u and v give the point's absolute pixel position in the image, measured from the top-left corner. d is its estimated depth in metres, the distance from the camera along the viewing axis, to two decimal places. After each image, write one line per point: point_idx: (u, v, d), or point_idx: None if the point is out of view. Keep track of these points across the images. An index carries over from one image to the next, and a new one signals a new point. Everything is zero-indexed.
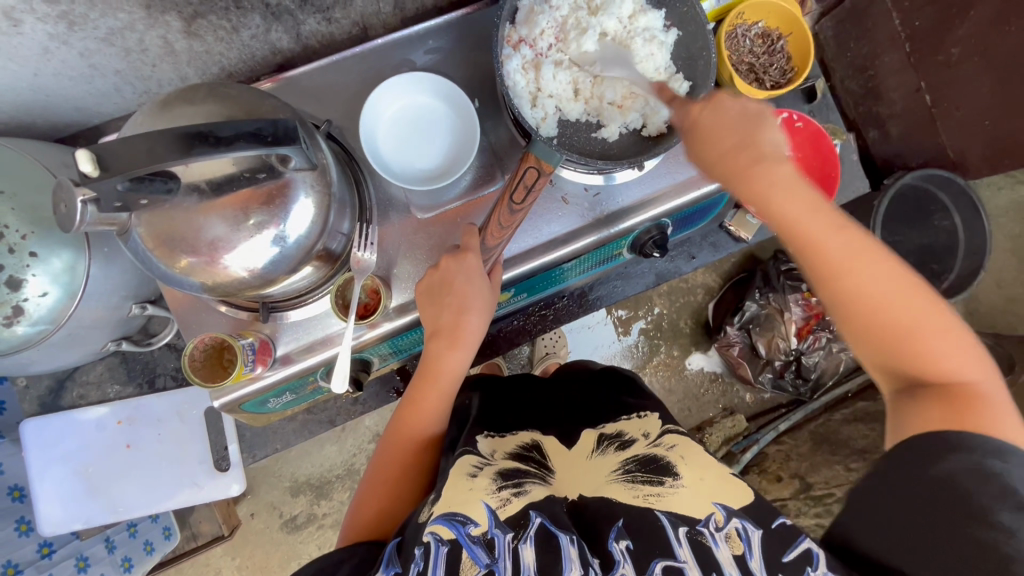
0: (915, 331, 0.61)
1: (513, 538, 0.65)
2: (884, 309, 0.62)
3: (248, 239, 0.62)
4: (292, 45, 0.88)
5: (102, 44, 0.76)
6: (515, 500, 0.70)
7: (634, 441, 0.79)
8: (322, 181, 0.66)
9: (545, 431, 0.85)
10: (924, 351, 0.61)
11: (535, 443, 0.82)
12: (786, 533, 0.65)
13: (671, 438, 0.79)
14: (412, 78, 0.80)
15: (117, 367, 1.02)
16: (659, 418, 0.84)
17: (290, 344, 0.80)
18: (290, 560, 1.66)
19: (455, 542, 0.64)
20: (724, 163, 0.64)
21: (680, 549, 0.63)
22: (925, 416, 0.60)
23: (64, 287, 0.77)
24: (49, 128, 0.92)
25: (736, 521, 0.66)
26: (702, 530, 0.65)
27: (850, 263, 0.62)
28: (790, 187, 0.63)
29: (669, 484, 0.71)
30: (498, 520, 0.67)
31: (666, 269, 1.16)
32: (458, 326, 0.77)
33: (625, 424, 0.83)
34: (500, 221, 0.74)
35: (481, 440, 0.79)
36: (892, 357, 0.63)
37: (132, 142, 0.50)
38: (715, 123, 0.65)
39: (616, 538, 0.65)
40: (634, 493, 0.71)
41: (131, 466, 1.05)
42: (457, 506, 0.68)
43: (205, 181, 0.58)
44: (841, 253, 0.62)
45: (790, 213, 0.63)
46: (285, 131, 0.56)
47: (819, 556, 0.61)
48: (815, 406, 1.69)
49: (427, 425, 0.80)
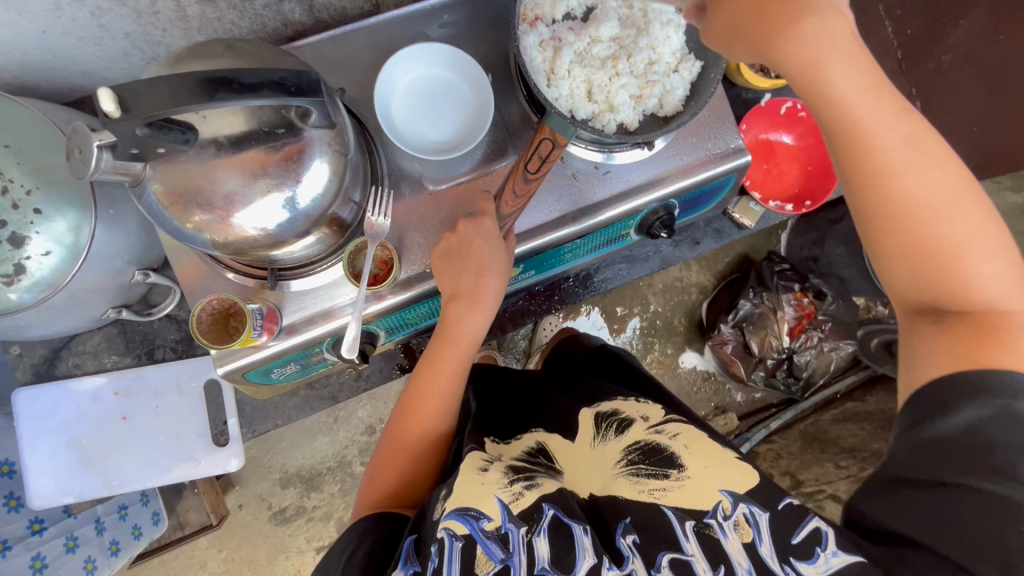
0: (953, 243, 0.57)
1: (527, 531, 0.64)
2: (927, 207, 0.57)
3: (261, 197, 0.61)
4: (304, 17, 0.88)
5: (115, 3, 0.75)
6: (528, 494, 0.68)
7: (634, 421, 0.80)
8: (339, 141, 0.65)
9: (548, 429, 0.81)
10: (961, 269, 0.57)
11: (541, 446, 0.78)
12: (794, 514, 0.65)
13: (674, 426, 0.79)
14: (427, 50, 0.80)
15: (115, 337, 1.00)
16: (660, 407, 0.85)
17: (295, 315, 0.79)
18: (278, 554, 1.63)
19: (470, 537, 0.63)
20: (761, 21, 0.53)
21: (687, 543, 0.63)
22: (945, 342, 0.57)
23: (68, 248, 0.75)
24: (54, 91, 0.91)
25: (743, 507, 0.66)
26: (710, 522, 0.65)
27: (904, 153, 0.57)
28: (835, 52, 0.55)
29: (675, 476, 0.70)
30: (512, 513, 0.65)
31: (671, 255, 1.18)
32: (476, 289, 0.76)
33: (623, 406, 0.84)
34: (516, 190, 0.74)
35: (487, 444, 0.78)
36: (921, 269, 0.58)
37: (154, 85, 0.49)
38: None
39: (624, 534, 0.65)
40: (639, 487, 0.70)
41: (128, 440, 1.03)
42: (470, 500, 0.66)
43: (224, 136, 0.58)
44: (891, 138, 0.57)
45: (836, 82, 0.56)
46: (307, 83, 0.56)
47: (828, 535, 0.61)
48: (805, 406, 1.71)
49: (449, 389, 0.79)
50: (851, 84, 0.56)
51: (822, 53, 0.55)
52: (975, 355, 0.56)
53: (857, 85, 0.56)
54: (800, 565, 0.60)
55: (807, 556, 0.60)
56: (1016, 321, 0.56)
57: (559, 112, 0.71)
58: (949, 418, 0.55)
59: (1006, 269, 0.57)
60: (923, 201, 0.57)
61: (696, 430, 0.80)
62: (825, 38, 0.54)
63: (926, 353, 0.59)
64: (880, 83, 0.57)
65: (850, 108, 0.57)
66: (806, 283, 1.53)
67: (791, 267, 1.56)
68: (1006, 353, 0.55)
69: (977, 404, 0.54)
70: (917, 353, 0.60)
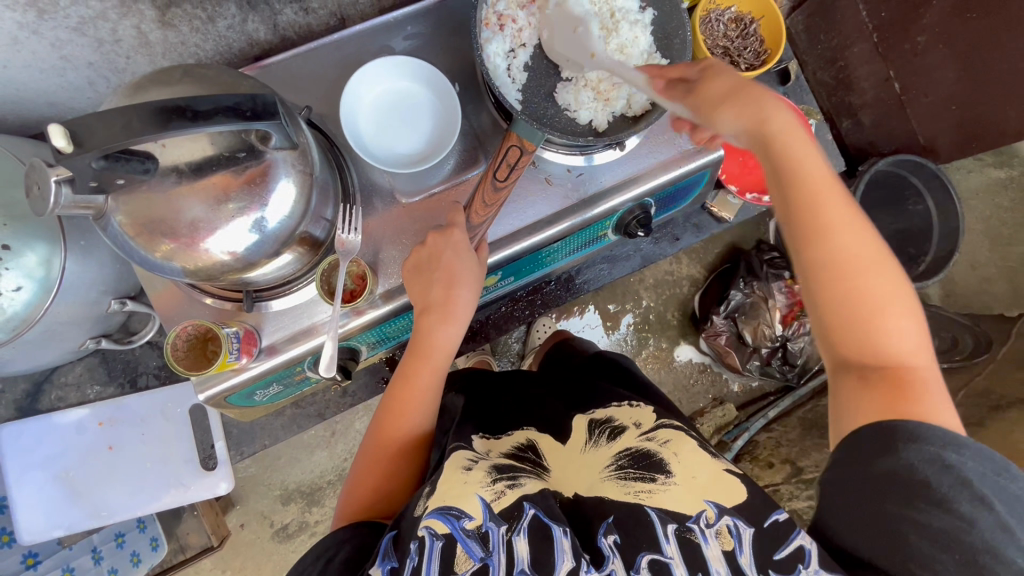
0: (880, 306, 0.62)
1: (508, 530, 0.64)
2: (850, 275, 0.62)
3: (228, 222, 0.61)
4: (269, 36, 0.88)
5: (74, 34, 0.75)
6: (509, 492, 0.69)
7: (626, 429, 0.79)
8: (303, 161, 0.65)
9: (540, 427, 0.82)
10: (884, 325, 0.62)
11: (530, 443, 0.79)
12: (778, 531, 0.65)
13: (665, 432, 0.78)
14: (389, 63, 0.80)
15: (98, 367, 1.00)
16: (653, 412, 0.83)
17: (275, 334, 0.79)
18: (282, 570, 1.62)
19: (450, 536, 0.64)
20: (713, 99, 0.67)
21: (668, 546, 0.63)
22: (868, 399, 0.61)
23: (39, 282, 0.75)
24: (22, 124, 0.90)
25: (727, 517, 0.66)
26: (691, 527, 0.65)
27: (839, 220, 0.63)
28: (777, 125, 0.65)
29: (661, 480, 0.70)
30: (492, 512, 0.66)
31: (652, 252, 1.18)
32: (448, 301, 0.76)
33: (617, 413, 0.83)
34: (484, 199, 0.74)
35: (475, 440, 0.78)
36: (843, 328, 0.63)
37: (107, 118, 0.49)
38: (732, 85, 0.67)
39: (604, 533, 0.65)
40: (626, 489, 0.69)
41: (113, 469, 1.02)
42: (452, 500, 0.67)
43: (185, 163, 0.58)
44: (838, 214, 0.63)
45: (807, 167, 0.64)
46: (264, 106, 0.55)
47: (811, 552, 0.62)
48: (802, 393, 1.71)
49: (424, 400, 0.79)
50: (809, 170, 0.64)
51: (784, 135, 0.64)
52: (898, 409, 0.59)
53: (809, 155, 0.64)
54: None
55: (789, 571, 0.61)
56: (920, 377, 0.61)
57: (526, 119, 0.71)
58: (897, 456, 0.57)
59: (919, 337, 0.62)
60: (855, 264, 0.62)
61: (688, 437, 0.78)
62: (780, 119, 0.65)
63: (853, 403, 0.62)
64: (823, 173, 0.64)
65: (802, 187, 0.64)
66: None
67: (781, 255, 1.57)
68: (916, 404, 0.59)
69: (917, 449, 0.57)
70: (841, 405, 0.63)
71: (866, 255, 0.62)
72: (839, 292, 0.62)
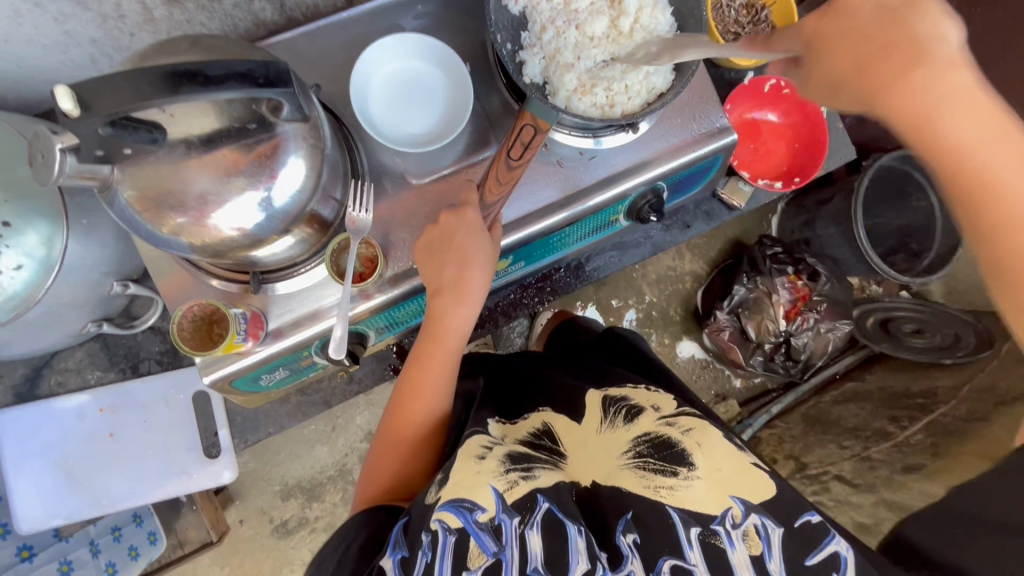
0: None
1: (520, 522, 0.64)
2: None
3: (237, 196, 0.59)
4: (276, 15, 0.87)
5: (78, 7, 0.72)
6: (522, 483, 0.67)
7: (643, 411, 0.77)
8: (313, 135, 0.64)
9: (555, 408, 0.80)
10: None
11: (546, 428, 0.77)
12: (808, 533, 0.66)
13: (687, 420, 0.76)
14: (403, 41, 0.78)
15: (98, 353, 0.98)
16: (675, 400, 0.81)
17: (282, 318, 0.77)
18: (282, 567, 1.61)
19: (463, 531, 0.62)
20: (865, 72, 0.55)
21: (691, 552, 0.63)
22: None
23: (40, 261, 0.73)
24: (21, 104, 0.88)
25: (754, 517, 0.66)
26: (716, 529, 0.65)
27: None
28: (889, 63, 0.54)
29: (682, 475, 0.69)
30: (505, 504, 0.65)
31: (663, 240, 1.15)
32: (460, 280, 0.75)
33: (633, 393, 0.82)
34: (499, 177, 0.73)
35: (491, 424, 0.76)
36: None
37: (114, 81, 0.47)
38: (872, 26, 0.55)
39: (624, 532, 0.65)
40: (645, 483, 0.69)
41: (114, 456, 1.00)
42: (464, 491, 0.65)
43: (195, 135, 0.55)
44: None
45: (953, 130, 0.53)
46: (276, 73, 0.54)
47: (845, 561, 0.64)
48: (805, 389, 1.71)
49: (441, 381, 0.78)
50: (967, 127, 0.53)
51: (935, 101, 0.53)
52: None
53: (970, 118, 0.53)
54: None
55: None
56: None
57: (539, 98, 0.70)
58: None
59: None
60: None
61: (712, 429, 0.77)
62: (938, 77, 0.52)
63: None
64: (996, 123, 0.53)
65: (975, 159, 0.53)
66: (799, 265, 1.52)
67: (784, 250, 1.55)
68: None
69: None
70: None
71: None
72: None
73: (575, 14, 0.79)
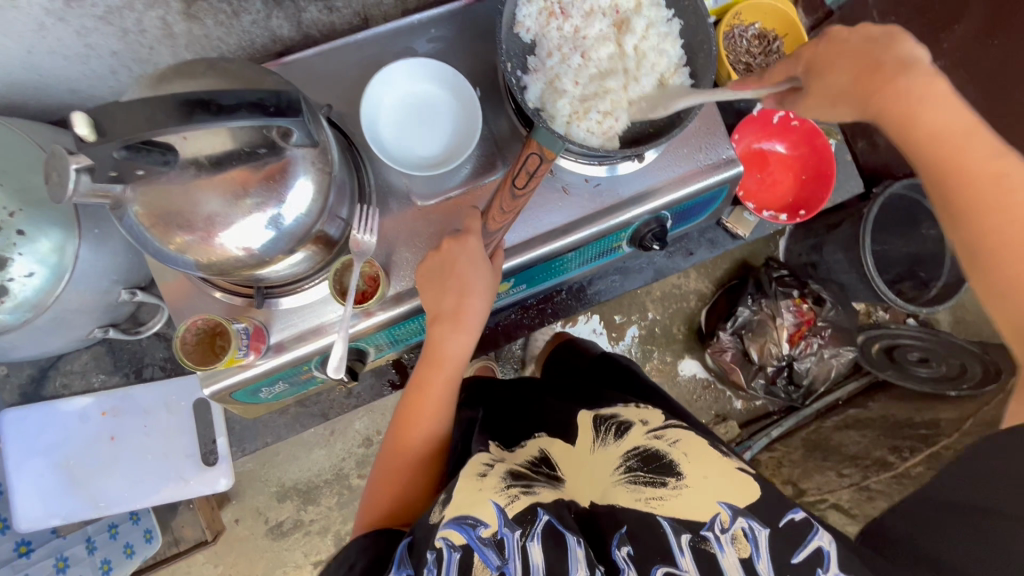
0: None
1: (522, 535, 0.64)
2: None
3: (245, 217, 0.60)
4: (292, 33, 0.88)
5: (100, 22, 0.74)
6: (523, 497, 0.68)
7: (633, 425, 0.79)
8: (322, 159, 0.65)
9: (551, 433, 0.80)
10: None
11: (543, 455, 0.76)
12: (795, 530, 0.65)
13: (674, 432, 0.78)
14: (414, 64, 0.79)
15: (104, 356, 1.00)
16: (661, 412, 0.83)
17: (284, 332, 0.78)
18: (275, 568, 1.61)
19: (467, 547, 0.62)
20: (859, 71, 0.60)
21: (683, 558, 0.62)
22: None
23: (52, 268, 0.75)
24: (40, 110, 0.91)
25: (742, 520, 0.65)
26: (705, 535, 0.64)
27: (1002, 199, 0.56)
28: (921, 102, 0.58)
29: (671, 485, 0.69)
30: (507, 517, 0.65)
31: (666, 265, 1.16)
32: (460, 310, 0.76)
33: (625, 411, 0.82)
34: (503, 206, 0.74)
35: (494, 446, 0.78)
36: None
37: (131, 108, 0.49)
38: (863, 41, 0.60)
39: (620, 544, 0.63)
40: (636, 495, 0.68)
41: (115, 461, 1.02)
42: (467, 508, 0.65)
43: (205, 156, 0.57)
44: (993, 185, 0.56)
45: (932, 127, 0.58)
46: (287, 103, 0.55)
47: (830, 555, 0.63)
48: (807, 414, 1.69)
49: (440, 408, 0.79)
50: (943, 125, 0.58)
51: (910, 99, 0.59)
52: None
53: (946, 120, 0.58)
54: None
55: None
56: None
57: (546, 126, 0.71)
58: None
59: None
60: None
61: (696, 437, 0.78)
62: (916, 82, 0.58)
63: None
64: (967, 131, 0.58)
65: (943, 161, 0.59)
66: (804, 289, 1.51)
67: (789, 274, 1.55)
68: None
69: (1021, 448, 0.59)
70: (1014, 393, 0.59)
71: None
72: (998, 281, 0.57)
73: (584, 43, 0.80)
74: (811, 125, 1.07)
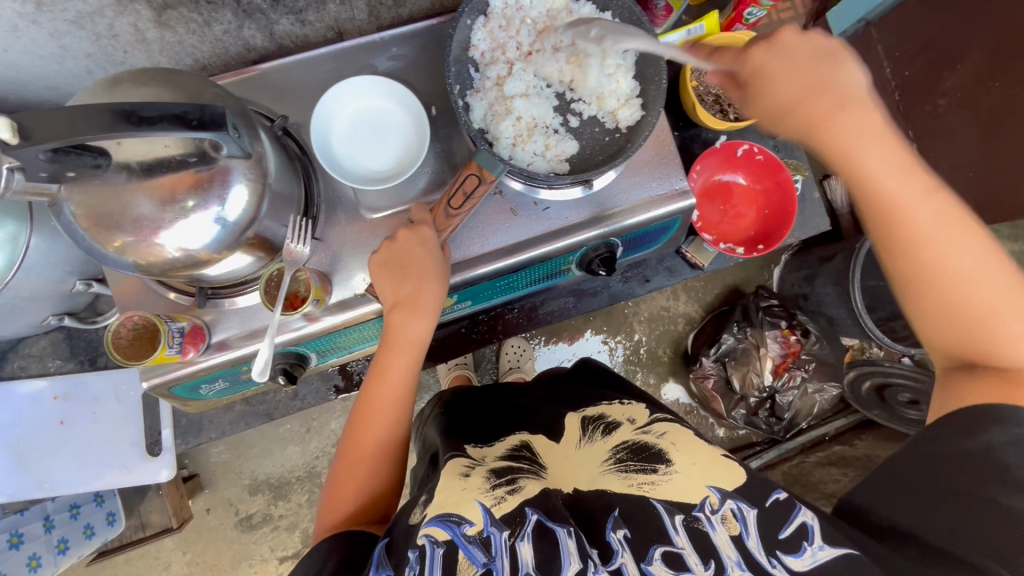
0: (970, 278, 0.61)
1: (510, 535, 0.63)
2: (963, 284, 0.61)
3: (176, 221, 0.62)
4: (266, 43, 0.91)
5: (72, 26, 0.78)
6: (510, 497, 0.67)
7: (620, 424, 0.80)
8: (257, 170, 0.67)
9: (532, 429, 0.82)
10: (996, 329, 0.61)
11: (524, 443, 0.78)
12: (782, 508, 0.65)
13: (659, 426, 0.79)
14: (371, 81, 0.81)
15: (61, 342, 1.05)
16: (647, 409, 0.85)
17: (228, 331, 0.80)
18: (240, 561, 1.63)
19: (450, 543, 0.62)
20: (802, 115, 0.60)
21: (677, 536, 0.62)
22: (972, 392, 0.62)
23: (6, 256, 0.78)
24: (22, 105, 0.95)
25: (731, 502, 0.65)
26: (698, 515, 0.64)
27: (935, 227, 0.61)
28: (862, 152, 0.60)
29: (662, 471, 0.69)
30: (493, 517, 0.64)
31: (620, 291, 1.18)
32: (417, 296, 0.77)
33: (610, 409, 0.84)
34: (438, 223, 0.78)
35: (471, 448, 0.79)
36: (954, 331, 0.63)
37: (56, 114, 0.51)
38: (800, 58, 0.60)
39: (614, 528, 0.63)
40: (629, 481, 0.69)
41: (62, 443, 1.06)
42: (451, 507, 0.66)
43: (136, 162, 0.60)
44: (924, 216, 0.61)
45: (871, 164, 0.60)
46: (211, 117, 0.57)
47: (814, 528, 0.62)
48: (789, 447, 1.66)
49: (400, 395, 0.80)
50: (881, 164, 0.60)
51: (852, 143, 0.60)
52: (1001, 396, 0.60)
53: (877, 164, 0.60)
54: (786, 558, 0.60)
55: (793, 550, 0.60)
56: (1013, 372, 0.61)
57: (489, 149, 0.75)
58: (976, 439, 0.60)
59: None
60: (942, 269, 0.61)
61: (683, 430, 0.80)
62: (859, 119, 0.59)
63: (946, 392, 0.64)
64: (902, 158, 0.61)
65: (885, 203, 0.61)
66: (793, 320, 1.48)
67: (779, 304, 1.51)
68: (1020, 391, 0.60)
69: (1001, 431, 0.59)
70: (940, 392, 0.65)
71: (978, 269, 0.61)
72: (930, 302, 0.63)
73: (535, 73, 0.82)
74: (772, 159, 1.07)
